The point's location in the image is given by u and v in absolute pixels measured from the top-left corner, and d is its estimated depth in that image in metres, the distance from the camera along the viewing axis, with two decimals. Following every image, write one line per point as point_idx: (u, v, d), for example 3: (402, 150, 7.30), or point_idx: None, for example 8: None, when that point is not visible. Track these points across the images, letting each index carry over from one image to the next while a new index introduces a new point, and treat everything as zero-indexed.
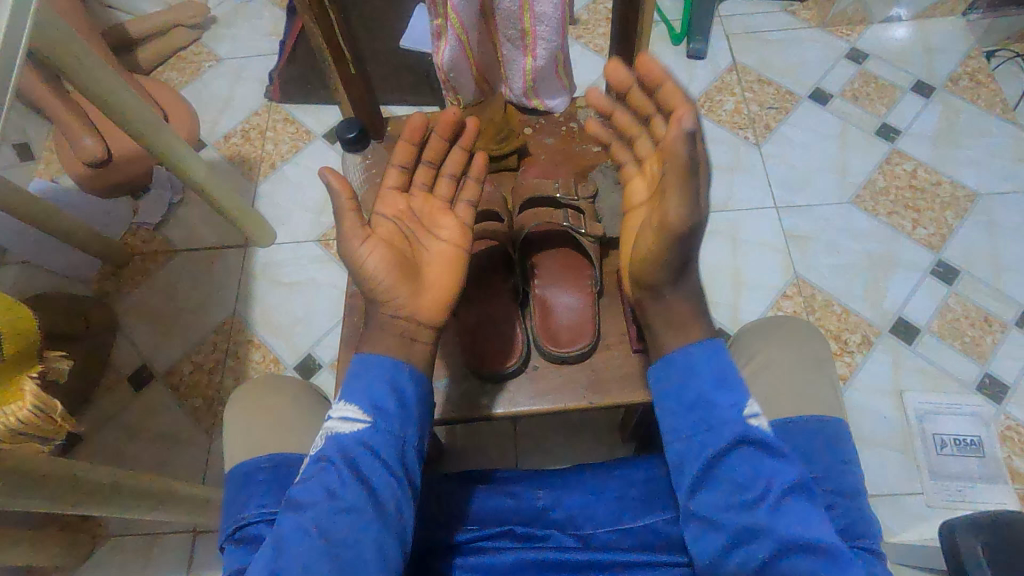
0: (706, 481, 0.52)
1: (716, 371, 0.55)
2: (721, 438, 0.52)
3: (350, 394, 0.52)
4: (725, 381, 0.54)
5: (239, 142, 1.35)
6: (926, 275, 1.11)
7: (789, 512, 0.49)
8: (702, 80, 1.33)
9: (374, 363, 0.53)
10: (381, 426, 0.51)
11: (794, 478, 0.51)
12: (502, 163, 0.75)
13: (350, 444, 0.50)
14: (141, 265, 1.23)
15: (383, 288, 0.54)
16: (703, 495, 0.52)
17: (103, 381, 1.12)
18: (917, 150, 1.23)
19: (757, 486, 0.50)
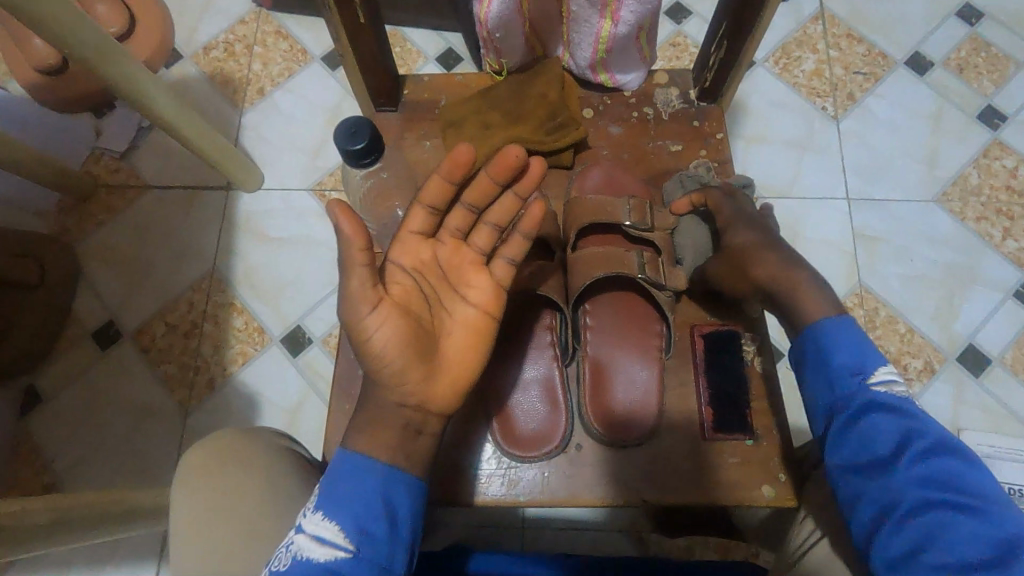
0: (839, 439, 0.48)
1: (851, 336, 0.49)
2: (852, 401, 0.47)
3: (329, 505, 0.42)
4: (859, 347, 0.49)
5: (222, 56, 1.13)
6: (1009, 297, 0.96)
7: (943, 469, 0.44)
8: (781, 29, 1.10)
9: (368, 472, 0.43)
10: (363, 555, 0.41)
11: (939, 439, 0.45)
12: (553, 159, 0.59)
13: (325, 573, 0.40)
14: (107, 200, 1.06)
15: (391, 370, 0.43)
16: (837, 452, 0.48)
17: (64, 335, 0.99)
18: (1023, 143, 1.04)
19: (898, 444, 0.45)
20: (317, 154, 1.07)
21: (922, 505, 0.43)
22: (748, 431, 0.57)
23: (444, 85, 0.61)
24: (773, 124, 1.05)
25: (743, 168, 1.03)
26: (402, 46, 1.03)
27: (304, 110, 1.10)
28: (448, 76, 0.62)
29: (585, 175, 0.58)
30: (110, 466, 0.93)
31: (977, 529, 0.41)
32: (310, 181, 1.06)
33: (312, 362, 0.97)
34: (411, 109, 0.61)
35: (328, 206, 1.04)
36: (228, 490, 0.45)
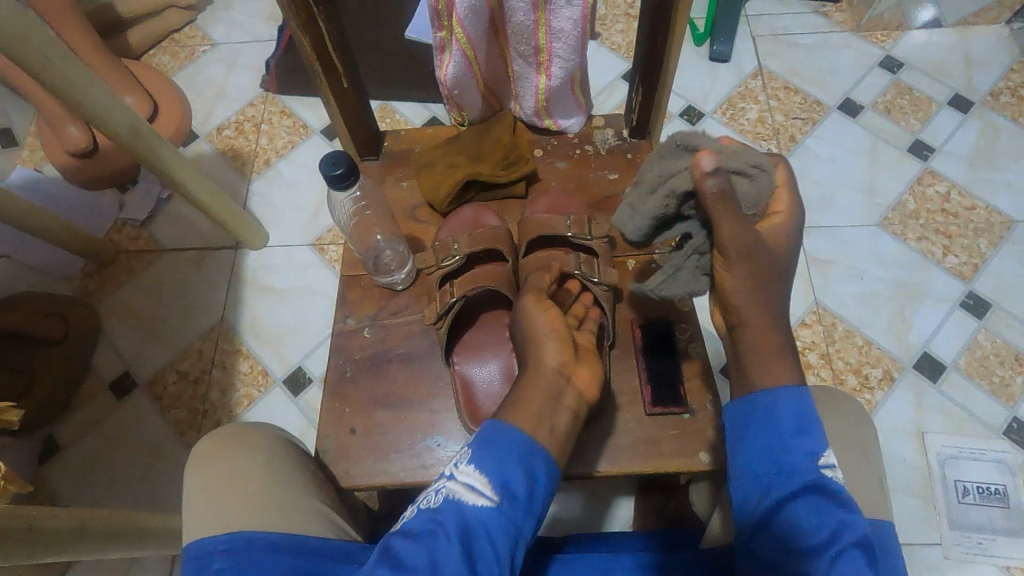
0: (766, 519, 0.48)
1: (799, 417, 0.50)
2: (791, 482, 0.48)
3: (478, 459, 0.47)
4: (805, 428, 0.50)
5: (233, 134, 1.28)
6: (955, 307, 1.04)
7: (806, 515, 0.47)
8: (725, 85, 1.25)
9: (516, 439, 0.48)
10: (504, 508, 0.46)
11: (858, 532, 0.46)
12: (508, 191, 0.69)
13: (473, 517, 0.45)
14: (127, 264, 1.17)
15: (547, 347, 0.55)
16: (761, 532, 0.48)
17: (84, 388, 1.07)
18: (951, 171, 1.15)
19: (820, 534, 0.46)
20: (317, 214, 1.19)
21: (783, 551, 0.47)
22: (684, 405, 0.62)
23: (417, 138, 0.73)
24: None
25: None
26: (391, 117, 1.18)
27: (305, 176, 1.23)
28: (421, 130, 0.74)
29: (534, 201, 0.67)
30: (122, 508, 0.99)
31: None
32: (310, 237, 1.17)
33: (312, 401, 1.04)
34: (390, 158, 0.72)
35: (327, 258, 1.15)
36: (233, 468, 0.52)
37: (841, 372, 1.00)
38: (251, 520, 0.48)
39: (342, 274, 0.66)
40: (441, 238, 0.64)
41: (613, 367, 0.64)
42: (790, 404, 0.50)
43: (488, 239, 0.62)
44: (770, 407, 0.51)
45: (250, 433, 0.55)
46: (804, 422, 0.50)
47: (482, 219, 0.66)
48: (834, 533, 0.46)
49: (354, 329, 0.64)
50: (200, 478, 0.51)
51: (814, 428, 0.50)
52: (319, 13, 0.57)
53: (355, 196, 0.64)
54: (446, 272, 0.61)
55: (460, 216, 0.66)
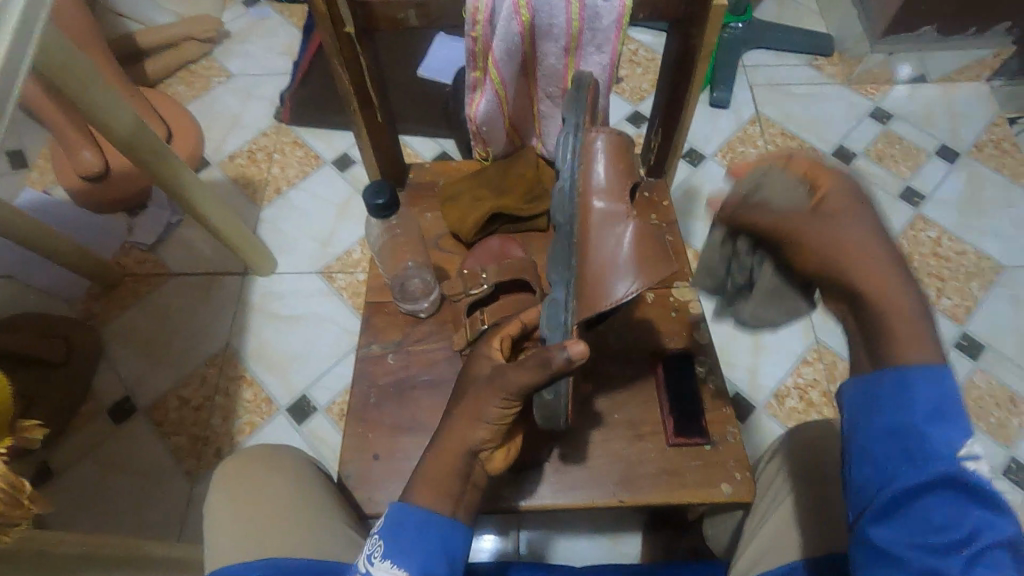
0: (892, 511, 0.40)
1: (933, 399, 0.41)
2: (927, 473, 0.39)
3: (398, 555, 0.45)
4: (942, 412, 0.41)
5: (245, 163, 1.30)
6: (951, 348, 1.07)
7: (938, 511, 0.39)
8: (725, 130, 1.30)
9: (417, 518, 0.47)
10: None
11: (1010, 536, 0.38)
12: (532, 224, 0.71)
13: None
14: (133, 287, 1.17)
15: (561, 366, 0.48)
16: (883, 527, 0.40)
17: (81, 411, 1.05)
18: (941, 216, 1.20)
19: (960, 532, 0.38)
20: (327, 242, 1.20)
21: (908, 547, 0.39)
22: (705, 436, 0.63)
23: (442, 171, 0.75)
24: None
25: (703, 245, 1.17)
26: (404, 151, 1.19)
27: (316, 206, 1.25)
28: (445, 164, 0.76)
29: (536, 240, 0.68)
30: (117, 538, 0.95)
31: None
32: (319, 265, 1.18)
33: (317, 430, 1.03)
34: (416, 189, 0.74)
35: (337, 285, 1.16)
36: (258, 485, 0.53)
37: None
38: (276, 537, 0.50)
39: (367, 300, 0.68)
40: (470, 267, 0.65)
41: (633, 397, 0.65)
42: (926, 385, 0.41)
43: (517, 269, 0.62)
44: (902, 384, 0.42)
45: (278, 456, 0.55)
46: (937, 403, 0.41)
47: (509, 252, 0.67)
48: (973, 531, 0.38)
49: (379, 355, 0.64)
50: (222, 497, 0.53)
51: (954, 412, 0.41)
52: (362, 50, 0.60)
53: (385, 223, 0.66)
54: (473, 300, 0.63)
55: (487, 247, 0.68)
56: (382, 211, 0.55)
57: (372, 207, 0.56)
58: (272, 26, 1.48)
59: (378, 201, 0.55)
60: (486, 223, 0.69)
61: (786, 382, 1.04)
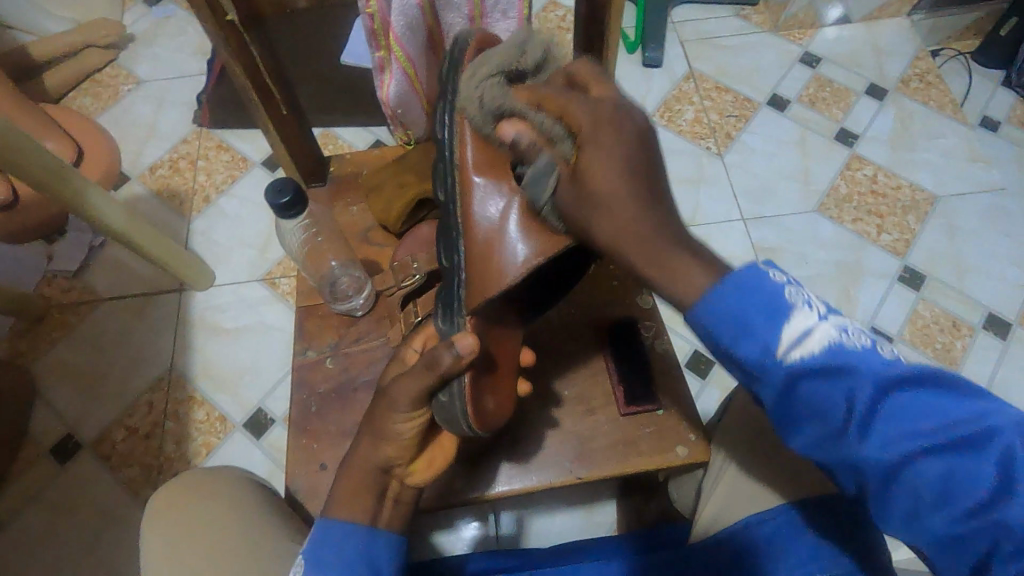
0: (789, 419, 0.39)
1: (759, 301, 0.38)
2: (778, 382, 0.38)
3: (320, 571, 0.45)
4: (751, 323, 0.38)
5: (168, 173, 1.23)
6: (894, 281, 1.10)
7: (821, 392, 0.37)
8: (660, 90, 1.29)
9: (342, 534, 0.47)
10: None
11: (894, 371, 0.36)
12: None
13: None
14: (61, 318, 1.10)
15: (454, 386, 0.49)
16: (797, 433, 0.39)
17: (20, 457, 0.99)
18: (875, 154, 1.22)
19: (842, 411, 0.37)
20: (265, 247, 1.15)
21: (831, 464, 0.39)
22: (657, 402, 0.62)
23: (365, 160, 0.73)
24: (666, 166, 1.21)
25: None
26: (335, 144, 1.16)
27: (248, 211, 1.19)
28: (367, 153, 0.74)
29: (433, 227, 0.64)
30: None
31: (957, 475, 0.34)
32: (260, 271, 1.13)
33: (276, 442, 0.99)
34: (338, 184, 0.72)
35: (280, 291, 1.11)
36: (199, 516, 0.49)
37: None
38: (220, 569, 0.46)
39: (298, 305, 0.65)
40: (401, 258, 0.63)
41: (583, 371, 0.65)
42: (732, 293, 0.38)
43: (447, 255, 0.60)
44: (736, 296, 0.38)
45: (212, 479, 0.53)
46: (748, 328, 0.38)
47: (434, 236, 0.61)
48: (858, 412, 0.36)
49: (316, 361, 0.62)
50: (160, 533, 0.49)
51: (773, 312, 0.38)
52: (251, 39, 0.56)
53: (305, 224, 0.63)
54: (406, 292, 0.60)
55: (417, 236, 0.65)
56: (290, 210, 0.52)
57: (277, 207, 0.52)
58: (179, 25, 1.39)
59: (284, 203, 0.52)
60: (414, 210, 0.67)
61: None
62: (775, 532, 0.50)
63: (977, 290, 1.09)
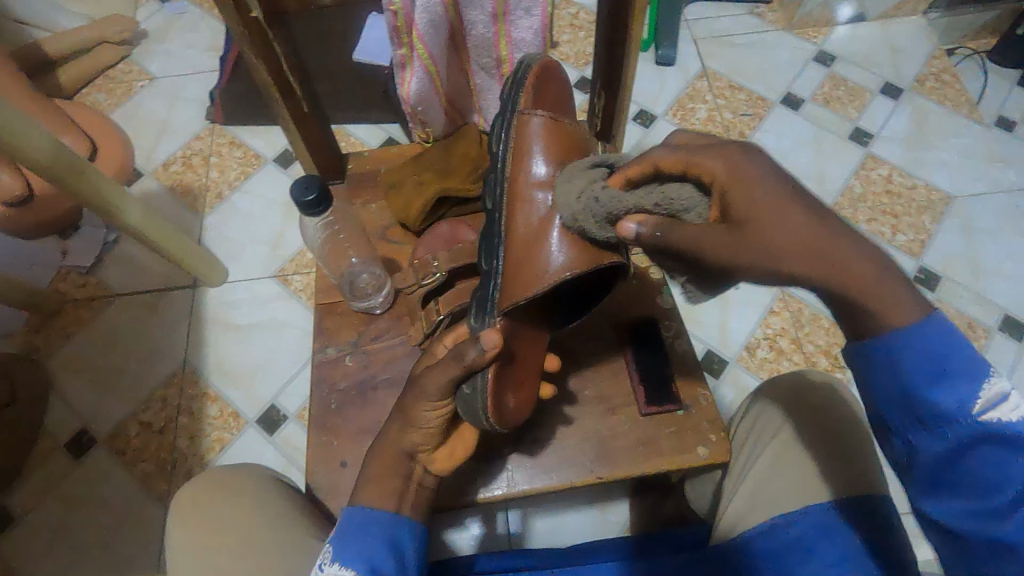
0: (938, 484, 0.39)
1: (938, 349, 0.38)
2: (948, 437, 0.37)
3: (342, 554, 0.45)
4: (942, 369, 0.38)
5: (181, 170, 1.23)
6: (909, 282, 1.09)
7: (990, 466, 0.37)
8: (673, 88, 1.29)
9: (367, 518, 0.48)
10: None
11: None
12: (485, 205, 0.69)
13: None
14: (75, 314, 1.10)
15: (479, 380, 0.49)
16: (942, 498, 0.38)
17: (36, 451, 0.99)
18: (890, 153, 1.21)
19: (1008, 491, 0.36)
20: (278, 244, 1.15)
21: (953, 545, 0.38)
22: (678, 402, 0.62)
23: (383, 158, 0.73)
24: None
25: None
26: (348, 141, 1.16)
27: (261, 207, 1.19)
28: (384, 151, 0.74)
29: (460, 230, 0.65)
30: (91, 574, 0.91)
31: None
32: (272, 268, 1.13)
33: (289, 438, 0.99)
34: (356, 181, 0.72)
35: (293, 288, 1.11)
36: (223, 512, 0.50)
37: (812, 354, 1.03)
38: (245, 564, 0.46)
39: (317, 303, 0.65)
40: (420, 256, 0.63)
41: (601, 370, 0.65)
42: (927, 335, 0.38)
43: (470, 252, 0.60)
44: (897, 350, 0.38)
45: (234, 475, 0.53)
46: (921, 355, 0.38)
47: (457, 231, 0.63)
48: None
49: (335, 359, 0.62)
50: (184, 526, 0.49)
51: (961, 356, 0.37)
52: (274, 36, 0.56)
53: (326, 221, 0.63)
54: (427, 291, 0.61)
55: (437, 233, 0.66)
56: (314, 208, 0.52)
57: (302, 205, 0.53)
58: (192, 21, 1.39)
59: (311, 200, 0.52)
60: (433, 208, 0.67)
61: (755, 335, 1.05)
62: (794, 540, 0.50)
63: (993, 291, 1.08)
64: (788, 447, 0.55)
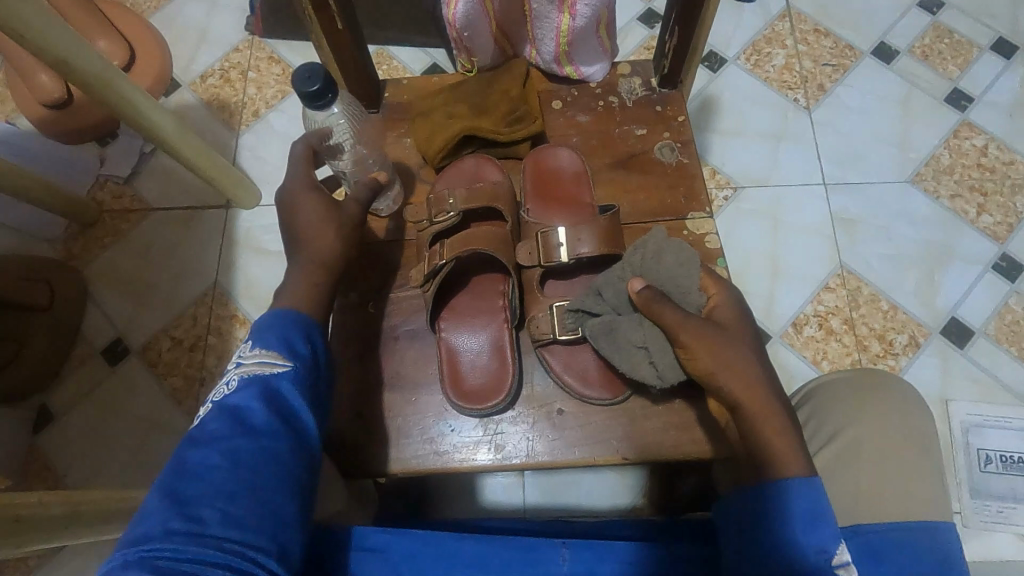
0: None
1: (808, 507, 0.46)
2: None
3: (260, 341, 0.50)
4: (819, 517, 0.45)
5: (218, 83, 1.18)
6: (987, 270, 0.99)
7: None
8: (750, 29, 1.15)
9: (288, 314, 0.52)
10: (296, 367, 0.49)
11: None
12: (512, 149, 0.68)
13: (273, 383, 0.48)
14: (112, 224, 1.11)
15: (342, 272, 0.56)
16: None
17: (74, 355, 1.03)
18: (990, 122, 1.07)
19: None
20: None
21: None
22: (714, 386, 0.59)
23: (420, 88, 0.71)
24: (747, 117, 1.09)
25: (720, 161, 1.07)
26: (389, 64, 1.08)
27: (297, 130, 1.15)
28: (424, 79, 0.72)
29: (486, 167, 0.66)
30: (121, 478, 0.96)
31: None
32: None
33: None
34: (392, 110, 0.70)
35: None
36: None
37: (864, 338, 0.96)
38: None
39: None
40: (438, 190, 0.64)
41: None
42: (800, 497, 0.46)
43: (489, 195, 0.62)
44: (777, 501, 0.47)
45: None
46: (759, 521, 0.47)
47: (551, 162, 0.66)
48: None
49: (359, 304, 0.63)
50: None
51: (827, 516, 0.45)
52: None
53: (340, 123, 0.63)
54: (438, 229, 0.61)
55: (459, 168, 0.66)
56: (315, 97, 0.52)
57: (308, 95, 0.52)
58: None
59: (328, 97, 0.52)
60: (455, 146, 0.66)
61: (805, 311, 0.98)
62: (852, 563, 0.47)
63: None
64: (866, 447, 0.52)
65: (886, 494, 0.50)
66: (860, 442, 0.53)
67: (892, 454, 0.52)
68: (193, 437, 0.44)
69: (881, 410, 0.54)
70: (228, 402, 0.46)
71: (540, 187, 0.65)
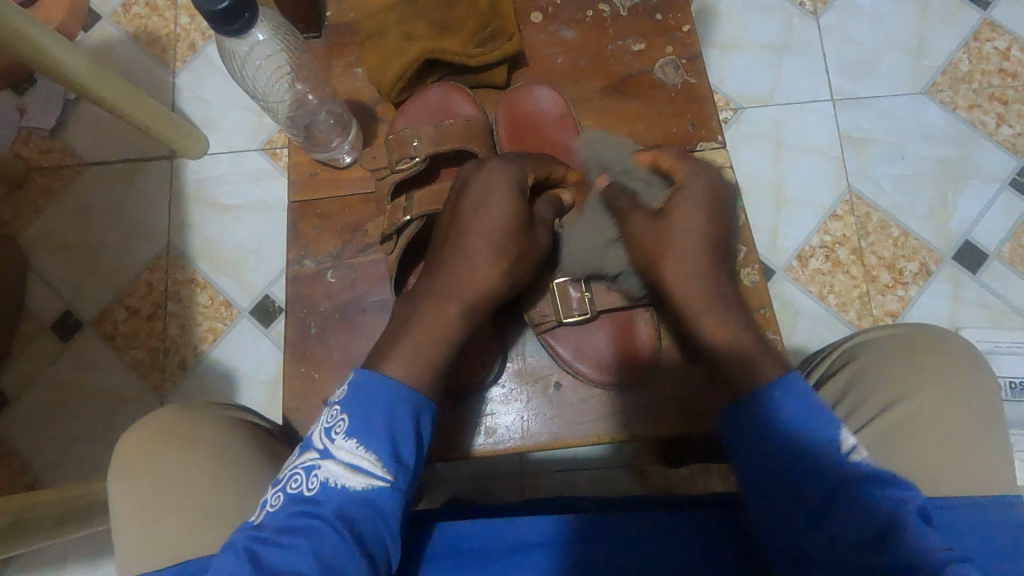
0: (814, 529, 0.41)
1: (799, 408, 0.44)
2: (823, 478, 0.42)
3: (366, 437, 0.41)
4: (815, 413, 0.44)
5: (144, 12, 1.03)
6: (1005, 187, 0.92)
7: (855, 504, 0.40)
8: None
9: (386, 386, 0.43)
10: (398, 485, 0.41)
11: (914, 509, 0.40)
12: (485, 77, 0.60)
13: (361, 505, 0.40)
14: (43, 183, 0.99)
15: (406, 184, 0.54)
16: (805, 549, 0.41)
17: (20, 332, 0.94)
18: (1015, 20, 0.97)
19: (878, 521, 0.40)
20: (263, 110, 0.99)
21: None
22: None
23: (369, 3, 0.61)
24: (748, 25, 0.98)
25: (718, 80, 0.97)
26: None
27: None
28: None
29: (455, 96, 0.58)
30: (90, 458, 0.90)
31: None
32: (259, 140, 0.98)
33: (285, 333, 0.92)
34: (342, 37, 0.60)
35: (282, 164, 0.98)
36: (181, 467, 0.46)
37: (873, 267, 0.90)
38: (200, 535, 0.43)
39: (292, 200, 0.58)
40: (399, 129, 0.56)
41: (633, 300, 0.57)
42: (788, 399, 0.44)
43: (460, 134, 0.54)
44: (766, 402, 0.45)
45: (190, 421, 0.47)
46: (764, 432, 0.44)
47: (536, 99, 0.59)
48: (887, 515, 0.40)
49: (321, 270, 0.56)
50: (133, 497, 0.45)
51: (823, 414, 0.44)
52: None
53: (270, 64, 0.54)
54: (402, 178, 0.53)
55: (425, 99, 0.58)
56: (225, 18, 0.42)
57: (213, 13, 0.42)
58: None
59: (246, 17, 0.42)
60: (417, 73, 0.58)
61: (811, 242, 0.91)
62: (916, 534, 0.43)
63: None
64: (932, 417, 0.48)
65: (955, 470, 0.46)
66: (920, 416, 0.48)
67: (956, 429, 0.47)
68: (256, 547, 0.38)
69: (946, 380, 0.49)
70: (294, 505, 0.40)
71: (526, 125, 0.59)
